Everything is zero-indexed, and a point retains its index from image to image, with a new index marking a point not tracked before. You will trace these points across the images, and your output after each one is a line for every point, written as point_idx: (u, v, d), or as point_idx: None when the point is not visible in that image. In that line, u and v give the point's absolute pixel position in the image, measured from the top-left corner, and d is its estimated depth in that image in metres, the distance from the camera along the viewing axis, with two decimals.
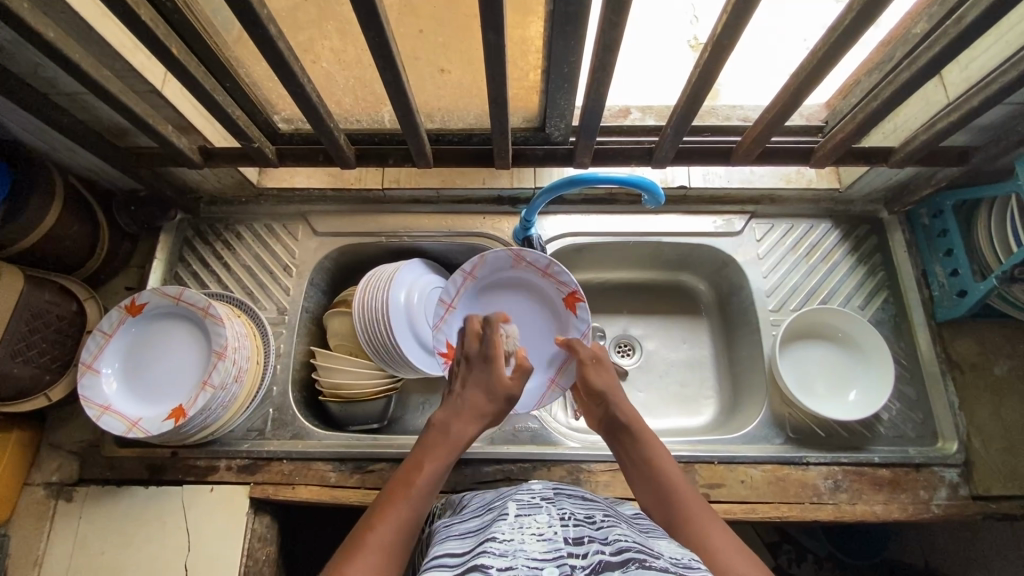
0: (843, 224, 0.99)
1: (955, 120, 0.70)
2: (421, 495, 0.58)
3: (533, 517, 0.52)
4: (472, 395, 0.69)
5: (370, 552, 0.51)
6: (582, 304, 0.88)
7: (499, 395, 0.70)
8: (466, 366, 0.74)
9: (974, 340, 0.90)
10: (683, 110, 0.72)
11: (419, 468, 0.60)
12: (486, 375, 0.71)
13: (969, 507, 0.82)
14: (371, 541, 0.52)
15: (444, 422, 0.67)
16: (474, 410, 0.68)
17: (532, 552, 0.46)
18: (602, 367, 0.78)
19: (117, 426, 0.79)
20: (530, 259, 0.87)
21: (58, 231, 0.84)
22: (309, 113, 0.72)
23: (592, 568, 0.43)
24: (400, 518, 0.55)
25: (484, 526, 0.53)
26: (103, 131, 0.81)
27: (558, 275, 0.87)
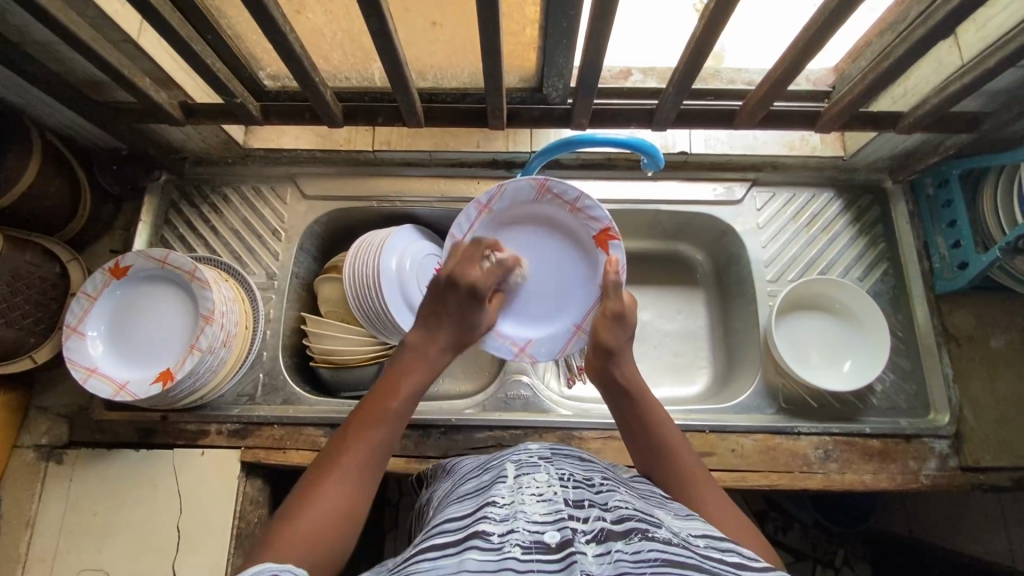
0: (845, 194, 0.97)
1: (968, 82, 0.67)
2: (399, 416, 0.58)
3: (532, 477, 0.51)
4: (449, 326, 0.67)
5: (344, 471, 0.52)
6: (616, 242, 0.80)
7: (473, 331, 0.70)
8: (452, 288, 0.67)
9: (972, 312, 0.88)
10: (684, 71, 0.69)
11: (396, 389, 0.59)
12: (470, 308, 0.68)
13: (957, 478, 0.82)
14: (344, 462, 0.52)
15: (418, 348, 0.65)
16: (450, 338, 0.67)
17: (533, 514, 0.45)
18: (622, 321, 0.73)
19: (104, 388, 0.78)
20: (556, 191, 0.79)
21: (37, 190, 0.81)
22: (293, 67, 0.68)
23: (594, 536, 0.43)
24: (377, 437, 0.55)
25: (483, 488, 0.52)
26: (79, 84, 0.77)
27: (589, 210, 0.80)
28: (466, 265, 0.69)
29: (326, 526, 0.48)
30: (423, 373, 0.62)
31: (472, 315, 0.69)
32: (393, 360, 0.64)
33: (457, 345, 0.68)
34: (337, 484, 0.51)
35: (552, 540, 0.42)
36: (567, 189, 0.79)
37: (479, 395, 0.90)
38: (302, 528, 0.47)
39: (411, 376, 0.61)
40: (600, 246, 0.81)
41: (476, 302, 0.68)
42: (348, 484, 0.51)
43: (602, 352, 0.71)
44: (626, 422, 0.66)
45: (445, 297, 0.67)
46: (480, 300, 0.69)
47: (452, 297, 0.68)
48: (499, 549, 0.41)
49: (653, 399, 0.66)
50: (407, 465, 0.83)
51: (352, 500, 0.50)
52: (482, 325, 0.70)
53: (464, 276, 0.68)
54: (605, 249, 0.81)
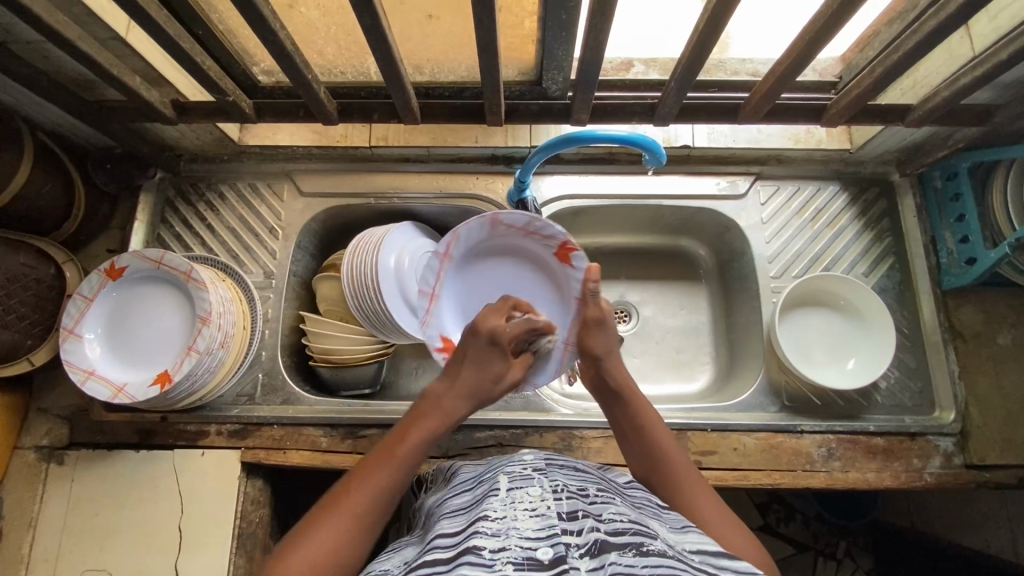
0: (852, 187, 0.95)
1: (981, 74, 0.65)
2: (406, 462, 0.55)
3: (525, 490, 0.51)
4: (470, 375, 0.63)
5: (340, 515, 0.50)
6: (576, 254, 0.80)
7: (495, 386, 0.65)
8: (471, 337, 0.65)
9: (978, 308, 0.87)
10: (686, 65, 0.67)
11: (404, 437, 0.57)
12: (491, 360, 0.64)
13: (961, 476, 0.82)
14: (343, 504, 0.51)
15: (433, 399, 0.62)
16: (469, 387, 0.63)
17: (525, 530, 0.45)
18: (606, 329, 0.72)
19: (102, 391, 0.78)
20: (508, 221, 0.79)
21: (31, 190, 0.80)
22: (285, 64, 0.66)
23: (588, 549, 0.42)
24: (380, 477, 0.53)
25: (477, 501, 0.52)
26: (69, 83, 0.76)
27: (542, 230, 0.79)
28: (489, 317, 0.66)
29: (306, 571, 0.46)
30: (435, 421, 0.59)
31: (491, 364, 0.64)
32: (409, 412, 0.61)
33: (478, 399, 0.64)
34: (333, 527, 0.49)
35: (544, 556, 0.41)
36: (518, 218, 0.79)
37: None
38: (285, 570, 0.46)
39: (425, 423, 0.59)
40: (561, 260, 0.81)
41: (496, 352, 0.64)
42: (346, 530, 0.49)
43: (591, 363, 0.70)
44: (619, 424, 0.66)
45: (467, 346, 0.65)
46: (501, 349, 0.64)
47: (474, 345, 0.64)
48: (490, 565, 0.40)
49: (647, 403, 0.65)
50: None
51: (342, 547, 0.49)
52: (504, 377, 0.66)
53: (485, 327, 0.65)
54: (568, 261, 0.81)
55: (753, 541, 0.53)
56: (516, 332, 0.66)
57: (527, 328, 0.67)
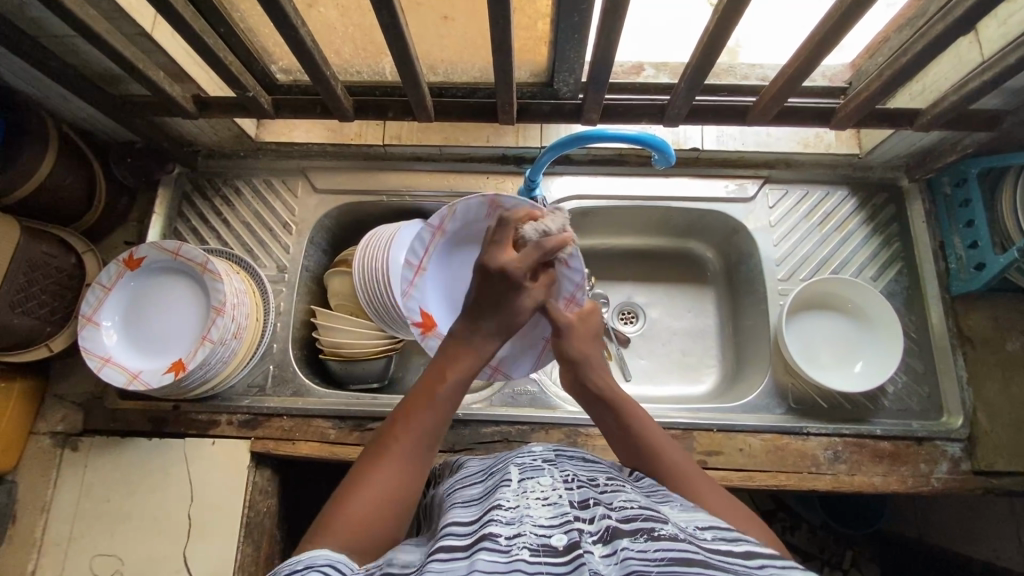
0: (860, 192, 0.95)
1: (991, 77, 0.65)
2: (446, 403, 0.55)
3: (536, 480, 0.52)
4: (491, 321, 0.59)
5: (398, 459, 0.51)
6: (572, 252, 0.69)
7: (521, 316, 0.60)
8: (485, 274, 0.59)
9: (988, 314, 0.87)
10: (696, 66, 0.68)
11: (441, 380, 0.56)
12: (513, 299, 0.59)
13: (968, 481, 0.81)
14: (394, 452, 0.51)
15: (462, 336, 0.59)
16: (501, 327, 0.59)
17: (538, 518, 0.46)
18: (574, 330, 0.68)
19: (118, 377, 0.79)
20: (507, 205, 0.73)
21: (54, 182, 0.82)
22: (303, 61, 0.68)
23: (601, 536, 0.43)
24: (428, 422, 0.53)
25: (489, 492, 0.52)
26: (95, 77, 0.78)
27: (538, 219, 0.69)
28: (502, 254, 0.59)
29: (372, 515, 0.47)
30: (473, 357, 0.58)
31: (514, 304, 0.59)
32: (441, 347, 0.60)
33: (508, 336, 0.60)
34: (389, 473, 0.50)
35: (559, 543, 0.42)
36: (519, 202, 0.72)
37: (486, 390, 0.90)
38: (351, 517, 0.47)
39: (461, 362, 0.57)
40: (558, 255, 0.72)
41: (516, 291, 0.59)
42: (402, 476, 0.50)
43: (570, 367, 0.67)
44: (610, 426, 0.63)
45: (480, 288, 0.59)
46: (518, 287, 0.59)
47: (488, 287, 0.59)
48: (506, 551, 0.41)
49: (632, 401, 0.64)
50: None
51: (399, 493, 0.50)
52: (529, 310, 0.60)
53: (495, 261, 0.59)
54: (564, 259, 0.70)
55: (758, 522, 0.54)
56: (528, 262, 0.59)
57: (540, 252, 0.60)
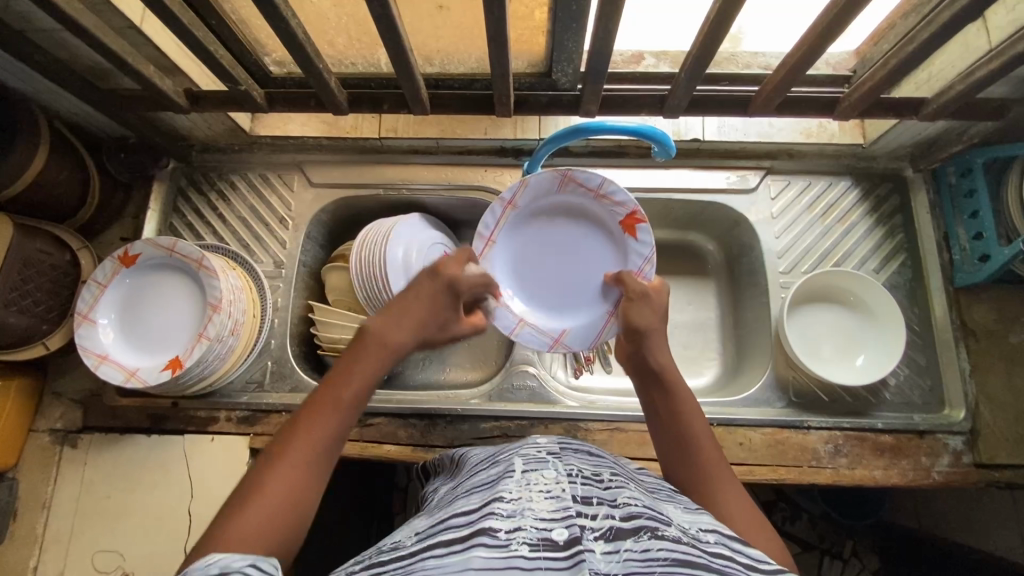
0: (864, 182, 0.94)
1: (1000, 64, 0.63)
2: (349, 407, 0.52)
3: (540, 473, 0.51)
4: (421, 314, 0.60)
5: (292, 469, 0.46)
6: (643, 226, 0.80)
7: (439, 330, 0.62)
8: (429, 277, 0.63)
9: (992, 306, 0.86)
10: (696, 56, 0.67)
11: (345, 381, 0.53)
12: (443, 305, 0.62)
13: (970, 475, 0.81)
14: (290, 458, 0.47)
15: (377, 332, 0.57)
16: (415, 323, 0.60)
17: (540, 512, 0.45)
18: (649, 303, 0.72)
19: (115, 375, 0.79)
20: (580, 180, 0.80)
21: (46, 179, 0.81)
22: (296, 53, 0.66)
23: (603, 534, 0.42)
24: (327, 430, 0.49)
25: (491, 482, 0.51)
26: (85, 71, 0.76)
27: (613, 195, 0.80)
28: (450, 263, 0.64)
29: (258, 526, 0.43)
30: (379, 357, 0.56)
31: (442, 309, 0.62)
32: (353, 339, 0.57)
33: (423, 342, 0.61)
34: (281, 481, 0.46)
35: (560, 538, 0.41)
36: (591, 178, 0.79)
37: (485, 385, 0.89)
38: (240, 527, 0.42)
39: (367, 360, 0.55)
40: (627, 231, 0.81)
41: (451, 299, 0.63)
42: (296, 482, 0.46)
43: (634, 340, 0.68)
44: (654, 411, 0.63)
45: (424, 286, 0.62)
46: (455, 301, 0.63)
47: (426, 284, 0.62)
48: (505, 546, 0.40)
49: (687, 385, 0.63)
50: (413, 454, 0.84)
51: (290, 504, 0.45)
52: (456, 332, 0.64)
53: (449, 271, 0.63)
54: (634, 233, 0.81)
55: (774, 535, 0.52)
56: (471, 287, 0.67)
57: (467, 258, 0.68)
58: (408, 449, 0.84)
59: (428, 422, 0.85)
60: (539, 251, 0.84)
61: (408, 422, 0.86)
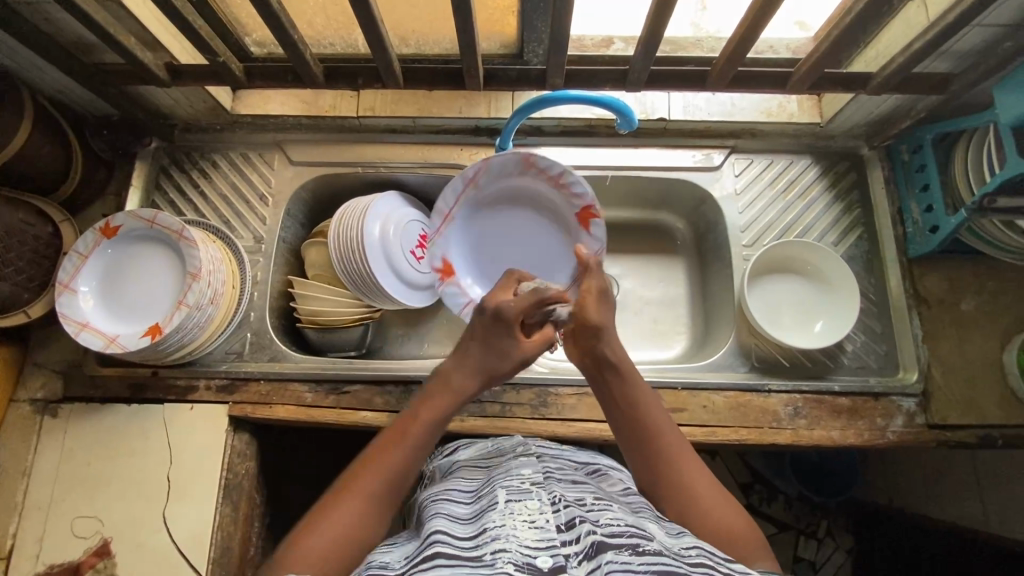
0: (824, 161, 0.98)
1: (934, 37, 0.68)
2: (417, 445, 0.56)
3: (524, 503, 0.53)
4: (479, 354, 0.63)
5: (360, 497, 0.52)
6: (596, 221, 0.88)
7: (502, 361, 0.64)
8: (481, 314, 0.65)
9: (943, 276, 0.90)
10: (649, 31, 0.70)
11: (416, 421, 0.58)
12: (501, 337, 0.63)
13: (923, 434, 0.84)
14: (362, 486, 0.52)
15: (446, 375, 0.62)
16: (482, 362, 0.63)
17: (524, 539, 0.47)
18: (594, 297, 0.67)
19: (95, 342, 0.81)
20: (542, 167, 0.87)
21: (30, 151, 0.83)
22: (273, 26, 0.69)
23: (585, 553, 0.45)
24: (397, 463, 0.54)
25: (478, 514, 0.54)
26: (69, 46, 0.79)
27: (571, 186, 0.87)
28: (499, 296, 0.67)
29: (324, 550, 0.48)
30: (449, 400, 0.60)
31: (503, 345, 0.63)
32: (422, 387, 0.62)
33: (486, 375, 0.63)
34: (352, 509, 0.51)
35: (544, 563, 0.44)
36: (552, 166, 0.86)
37: None
38: (311, 548, 0.48)
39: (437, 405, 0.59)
40: (580, 221, 0.89)
41: (509, 331, 0.63)
42: (361, 515, 0.51)
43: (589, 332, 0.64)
44: (615, 400, 0.62)
45: (476, 322, 0.65)
46: (510, 329, 0.63)
47: (480, 321, 0.64)
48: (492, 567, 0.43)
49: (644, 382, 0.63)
50: (389, 419, 0.86)
51: (356, 529, 0.50)
52: (510, 356, 0.64)
53: (499, 304, 0.64)
54: (587, 226, 0.89)
55: (751, 525, 0.54)
56: (528, 306, 0.64)
57: (535, 300, 0.64)
58: (384, 415, 0.87)
59: (404, 389, 0.88)
60: (494, 235, 0.92)
61: (384, 389, 0.89)
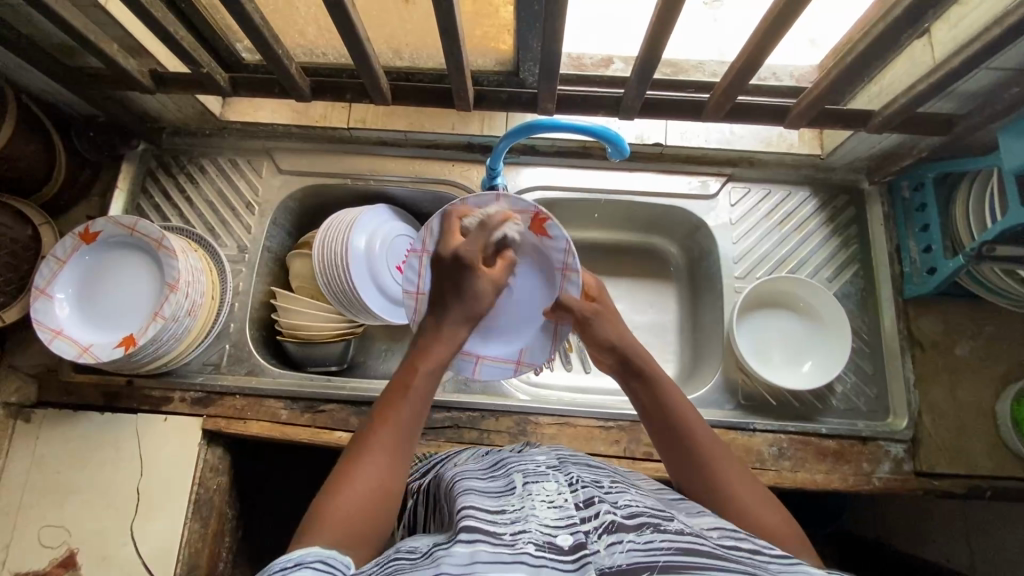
0: (823, 193, 0.96)
1: (937, 81, 0.66)
2: (423, 394, 0.53)
3: (541, 484, 0.49)
4: (451, 301, 0.60)
5: (376, 450, 0.48)
6: (550, 223, 0.68)
7: (479, 302, 0.61)
8: (439, 263, 0.63)
9: (939, 318, 0.88)
10: (646, 57, 0.68)
11: (415, 372, 0.54)
12: (466, 279, 0.61)
13: (910, 482, 0.82)
14: (375, 439, 0.49)
15: (430, 331, 0.59)
16: (464, 309, 0.60)
17: (544, 518, 0.44)
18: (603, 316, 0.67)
19: (68, 350, 0.79)
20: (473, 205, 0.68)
21: (10, 152, 0.81)
22: (255, 39, 0.67)
23: (604, 529, 0.42)
24: (406, 415, 0.51)
25: (493, 493, 0.49)
26: (51, 48, 0.77)
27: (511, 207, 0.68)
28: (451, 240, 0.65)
29: (352, 508, 0.44)
30: (440, 348, 0.57)
31: (468, 285, 0.60)
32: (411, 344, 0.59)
33: (471, 320, 0.60)
34: (370, 462, 0.47)
35: (564, 543, 0.41)
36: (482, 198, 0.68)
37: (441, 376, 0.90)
38: (335, 507, 0.44)
39: (432, 355, 0.56)
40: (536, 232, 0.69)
41: (468, 269, 0.61)
42: (383, 465, 0.47)
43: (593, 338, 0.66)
44: (642, 407, 0.60)
45: (438, 274, 0.63)
46: (470, 268, 0.61)
47: (443, 272, 0.63)
48: (511, 545, 0.40)
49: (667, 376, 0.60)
50: None
51: (381, 481, 0.47)
52: (484, 292, 0.61)
53: (444, 250, 0.63)
54: (544, 232, 0.69)
55: (785, 514, 0.52)
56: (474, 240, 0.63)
57: (485, 234, 0.64)
58: None
59: None
60: None
61: (361, 410, 0.87)
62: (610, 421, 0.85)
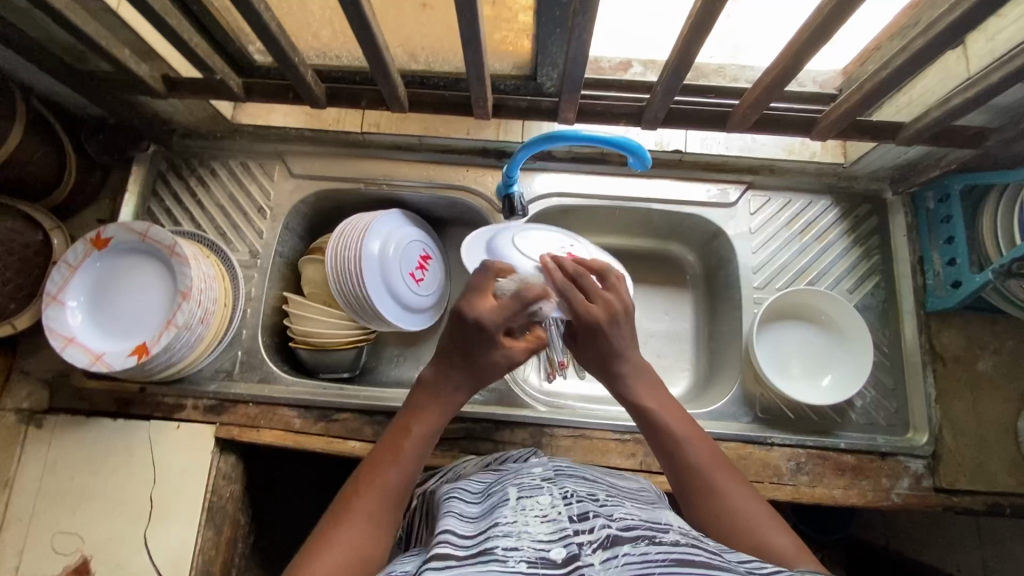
0: (844, 202, 0.94)
1: (972, 96, 0.64)
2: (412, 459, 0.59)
3: (535, 498, 0.50)
4: (458, 371, 0.63)
5: (360, 515, 0.54)
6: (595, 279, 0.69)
7: (489, 369, 0.63)
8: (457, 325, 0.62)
9: (962, 332, 0.86)
10: (674, 66, 0.66)
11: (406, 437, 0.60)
12: (481, 346, 0.61)
13: (929, 498, 0.81)
14: (361, 505, 0.55)
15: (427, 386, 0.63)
16: (469, 374, 0.63)
17: (537, 533, 0.44)
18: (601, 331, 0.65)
19: (81, 358, 0.78)
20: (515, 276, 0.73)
21: (21, 157, 0.80)
22: (271, 46, 0.66)
23: (600, 543, 0.42)
24: (391, 483, 0.57)
25: (487, 509, 0.50)
26: (61, 51, 0.75)
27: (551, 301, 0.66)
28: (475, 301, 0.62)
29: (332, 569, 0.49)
30: (433, 412, 0.62)
31: (479, 357, 0.62)
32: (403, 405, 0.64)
33: (473, 381, 0.63)
34: (354, 527, 0.53)
35: (558, 556, 0.41)
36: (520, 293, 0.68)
37: None
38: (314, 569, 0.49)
39: (426, 417, 0.61)
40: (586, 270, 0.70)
41: (482, 341, 0.61)
42: (365, 530, 0.53)
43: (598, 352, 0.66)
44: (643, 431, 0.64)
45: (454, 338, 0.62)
46: (489, 339, 0.61)
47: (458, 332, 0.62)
48: (505, 563, 0.40)
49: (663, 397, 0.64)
50: None
51: (362, 543, 0.52)
52: (497, 362, 0.63)
53: (466, 314, 0.61)
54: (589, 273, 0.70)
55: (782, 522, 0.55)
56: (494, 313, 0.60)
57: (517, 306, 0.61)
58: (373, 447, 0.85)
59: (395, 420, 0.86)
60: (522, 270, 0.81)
61: (374, 419, 0.86)
62: (627, 433, 0.84)
